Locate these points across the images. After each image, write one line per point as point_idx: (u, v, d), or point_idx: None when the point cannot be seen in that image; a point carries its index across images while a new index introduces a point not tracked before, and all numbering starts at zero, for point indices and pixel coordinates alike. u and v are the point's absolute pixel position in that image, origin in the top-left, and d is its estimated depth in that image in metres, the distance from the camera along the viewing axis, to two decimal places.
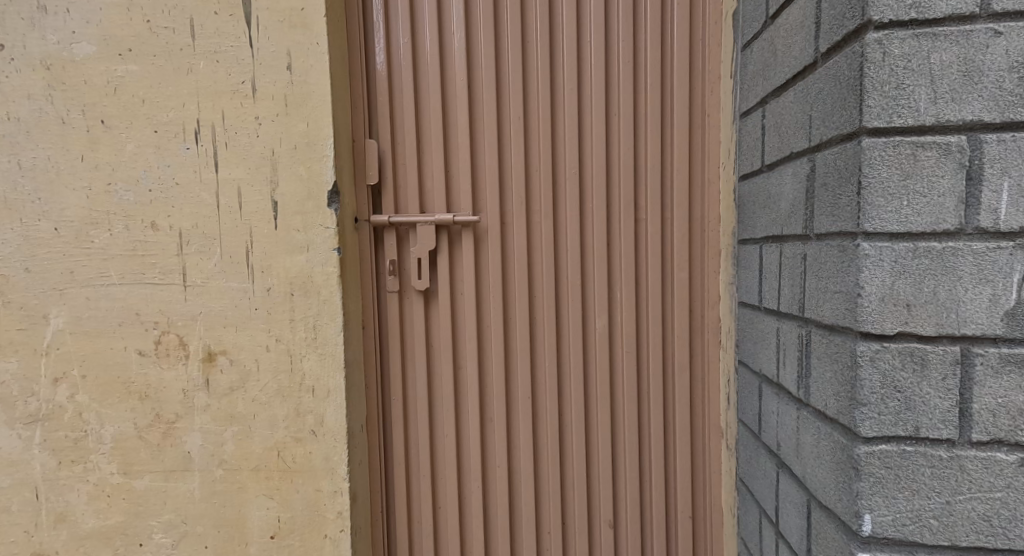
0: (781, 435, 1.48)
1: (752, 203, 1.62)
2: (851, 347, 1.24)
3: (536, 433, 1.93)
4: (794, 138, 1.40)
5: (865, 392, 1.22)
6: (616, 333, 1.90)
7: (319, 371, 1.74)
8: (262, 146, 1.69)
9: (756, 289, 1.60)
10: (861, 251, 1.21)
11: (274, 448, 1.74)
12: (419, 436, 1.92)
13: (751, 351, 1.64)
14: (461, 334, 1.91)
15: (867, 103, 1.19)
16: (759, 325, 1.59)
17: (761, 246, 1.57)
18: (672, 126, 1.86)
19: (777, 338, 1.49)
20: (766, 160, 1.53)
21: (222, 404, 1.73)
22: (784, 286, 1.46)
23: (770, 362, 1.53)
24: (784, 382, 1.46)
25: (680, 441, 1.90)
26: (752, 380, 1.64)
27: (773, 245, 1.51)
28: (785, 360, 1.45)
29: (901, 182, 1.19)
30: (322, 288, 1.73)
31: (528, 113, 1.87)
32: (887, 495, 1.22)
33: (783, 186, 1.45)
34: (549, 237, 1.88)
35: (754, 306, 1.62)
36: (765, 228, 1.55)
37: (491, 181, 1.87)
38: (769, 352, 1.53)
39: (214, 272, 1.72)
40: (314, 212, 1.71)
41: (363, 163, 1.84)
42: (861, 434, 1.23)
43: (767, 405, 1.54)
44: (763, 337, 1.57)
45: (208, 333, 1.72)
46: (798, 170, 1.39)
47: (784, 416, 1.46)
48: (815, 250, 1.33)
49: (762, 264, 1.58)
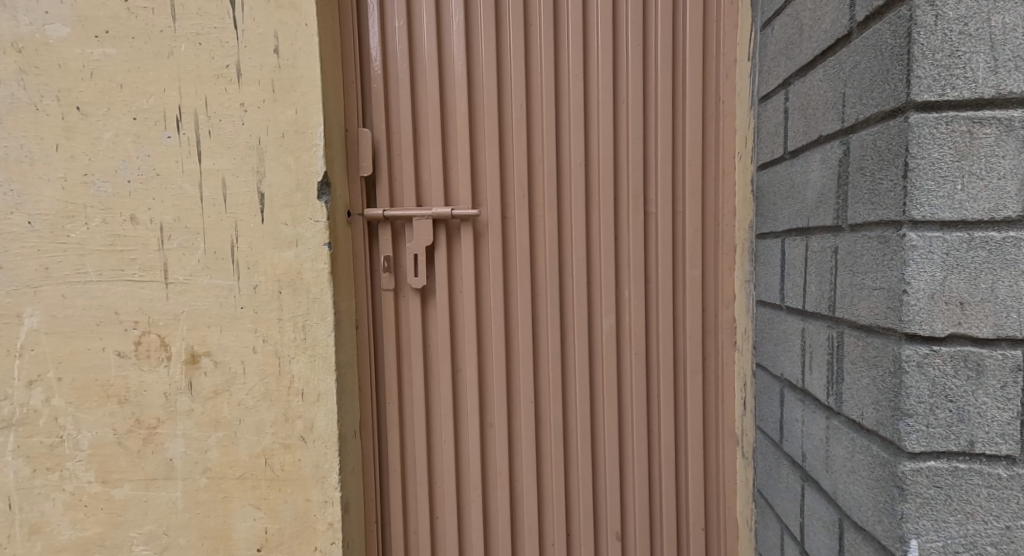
0: (807, 447, 1.37)
1: (772, 194, 1.51)
2: (895, 351, 1.13)
3: (540, 439, 1.82)
4: (824, 121, 1.30)
5: (910, 403, 1.12)
6: (625, 333, 1.79)
7: (310, 373, 1.64)
8: (248, 134, 1.59)
9: (777, 286, 1.50)
10: (908, 242, 1.11)
11: (261, 455, 1.64)
12: (416, 442, 1.81)
13: (771, 354, 1.53)
14: (461, 334, 1.81)
15: (916, 73, 1.09)
16: (780, 325, 1.49)
17: (783, 239, 1.47)
18: (683, 113, 1.76)
19: (801, 339, 1.39)
20: (790, 145, 1.42)
21: (206, 408, 1.63)
22: (810, 283, 1.35)
23: (793, 366, 1.42)
24: (810, 388, 1.36)
25: (693, 448, 1.79)
26: (772, 385, 1.53)
27: (797, 239, 1.40)
28: (812, 364, 1.35)
29: (953, 163, 1.09)
30: (312, 286, 1.63)
31: (532, 100, 1.77)
32: (937, 519, 1.12)
33: (809, 173, 1.35)
34: (553, 231, 1.77)
35: (774, 305, 1.51)
36: (787, 220, 1.44)
37: (492, 172, 1.76)
38: (793, 355, 1.42)
39: (197, 268, 1.62)
40: (303, 204, 1.61)
41: (355, 153, 1.74)
42: (906, 449, 1.12)
43: (790, 413, 1.43)
44: (784, 339, 1.46)
45: (192, 333, 1.63)
46: (827, 155, 1.29)
47: (811, 426, 1.36)
48: (850, 243, 1.23)
49: (784, 259, 1.47)
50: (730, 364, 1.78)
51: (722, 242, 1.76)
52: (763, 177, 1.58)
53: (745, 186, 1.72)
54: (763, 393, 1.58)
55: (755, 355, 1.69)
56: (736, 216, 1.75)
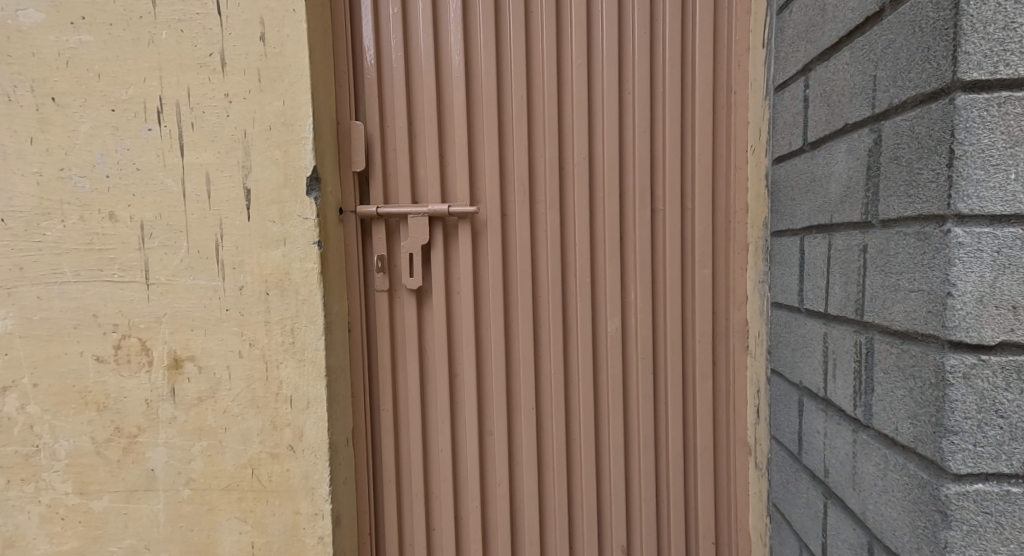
0: (831, 461, 1.28)
1: (790, 189, 1.43)
2: (937, 360, 1.04)
3: (541, 448, 1.74)
4: (852, 108, 1.21)
5: (955, 419, 1.03)
6: (631, 337, 1.71)
7: (298, 379, 1.55)
8: (233, 126, 1.51)
9: (795, 287, 1.41)
10: (953, 238, 1.02)
11: (247, 465, 1.55)
12: (411, 450, 1.73)
13: (788, 359, 1.45)
14: (458, 338, 1.72)
15: (964, 49, 1.00)
16: (799, 329, 1.40)
17: (802, 238, 1.39)
18: (693, 105, 1.67)
19: (824, 344, 1.30)
20: (811, 136, 1.34)
21: (190, 416, 1.55)
22: (834, 284, 1.27)
23: (814, 374, 1.33)
24: (834, 398, 1.27)
25: (703, 457, 1.71)
26: (789, 393, 1.44)
27: (819, 236, 1.32)
28: (837, 372, 1.26)
29: (1005, 150, 1.01)
30: (300, 286, 1.54)
31: (533, 91, 1.68)
32: (984, 548, 1.04)
33: (834, 165, 1.26)
34: (555, 229, 1.68)
35: (793, 308, 1.43)
36: (807, 216, 1.36)
37: (491, 166, 1.68)
38: (814, 362, 1.34)
39: (180, 268, 1.53)
40: (291, 200, 1.53)
41: (348, 147, 1.66)
42: (950, 470, 1.04)
43: (811, 424, 1.35)
44: (804, 344, 1.38)
45: (174, 336, 1.54)
46: (854, 145, 1.21)
47: (835, 439, 1.27)
48: (881, 241, 1.14)
49: (803, 259, 1.38)
50: (742, 370, 1.69)
51: (734, 241, 1.68)
52: (779, 171, 1.49)
53: (759, 181, 1.63)
54: (778, 400, 1.50)
55: (770, 361, 1.59)
56: (748, 213, 1.66)
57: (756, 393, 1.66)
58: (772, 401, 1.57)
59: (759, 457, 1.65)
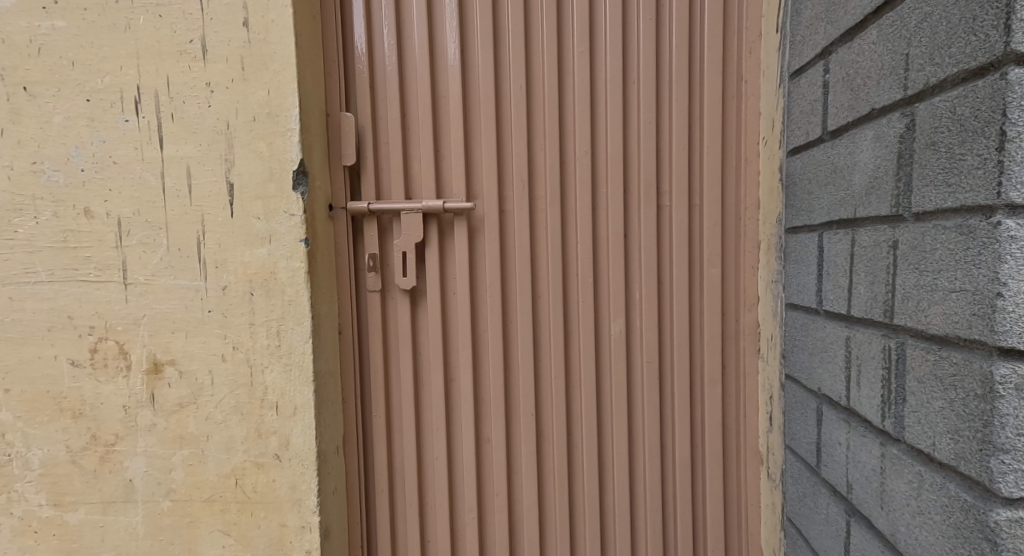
0: (855, 475, 1.21)
1: (806, 182, 1.35)
2: (984, 369, 0.97)
3: (540, 457, 1.65)
4: (880, 91, 1.14)
5: (1004, 436, 0.96)
6: (636, 340, 1.62)
7: (285, 385, 1.47)
8: (215, 117, 1.43)
9: (813, 287, 1.33)
10: (1003, 231, 0.95)
11: (231, 475, 1.47)
12: (405, 459, 1.65)
13: (804, 365, 1.36)
14: (453, 341, 1.64)
15: (1018, 18, 0.93)
16: (817, 332, 1.32)
17: (820, 234, 1.31)
18: (701, 95, 1.59)
19: (847, 349, 1.23)
20: (831, 123, 1.26)
21: (170, 423, 1.47)
22: (859, 284, 1.19)
23: (835, 381, 1.26)
24: (859, 407, 1.19)
25: (711, 466, 1.63)
26: (807, 400, 1.36)
27: (841, 232, 1.24)
28: (862, 380, 1.18)
29: None
30: (286, 287, 1.46)
31: (533, 80, 1.60)
32: None
33: (859, 154, 1.19)
34: (556, 226, 1.60)
35: (811, 309, 1.35)
36: (827, 210, 1.28)
37: (488, 160, 1.60)
38: (834, 368, 1.26)
39: (159, 267, 1.45)
40: (276, 195, 1.45)
41: (338, 140, 1.57)
42: (1000, 493, 0.96)
43: (831, 435, 1.27)
44: (823, 349, 1.30)
45: (154, 339, 1.46)
46: (883, 132, 1.13)
47: (860, 453, 1.19)
48: (915, 236, 1.07)
49: (822, 256, 1.30)
50: (752, 375, 1.61)
51: (745, 239, 1.60)
52: (794, 162, 1.41)
53: (771, 175, 1.53)
54: (793, 407, 1.42)
55: (784, 366, 1.49)
56: (760, 210, 1.58)
57: (768, 398, 1.57)
58: (787, 409, 1.48)
59: (772, 468, 1.56)
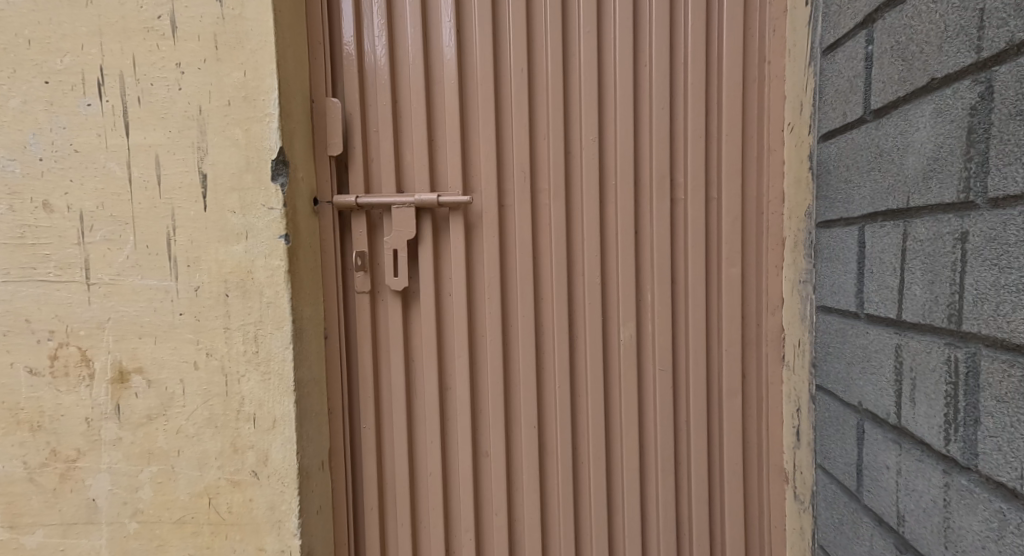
0: (909, 506, 1.09)
1: (846, 168, 1.22)
2: None
3: (543, 473, 1.52)
4: (941, 58, 1.02)
5: None
6: (647, 346, 1.49)
7: (263, 395, 1.34)
8: (185, 101, 1.30)
9: (853, 289, 1.21)
10: None
11: (203, 494, 1.34)
12: (397, 475, 1.51)
13: (843, 377, 1.24)
14: (449, 347, 1.51)
15: None
16: (858, 340, 1.20)
17: (862, 227, 1.19)
18: (718, 78, 1.45)
19: (897, 360, 1.11)
20: (876, 101, 1.14)
21: (138, 437, 1.34)
22: (914, 283, 1.07)
23: (884, 396, 1.14)
24: (913, 427, 1.08)
25: (730, 484, 1.49)
26: (847, 417, 1.24)
27: (890, 223, 1.12)
28: (918, 396, 1.07)
29: None
30: (265, 287, 1.33)
31: (535, 63, 1.47)
32: None
33: (913, 134, 1.07)
34: (560, 221, 1.47)
35: (851, 314, 1.22)
36: (872, 200, 1.16)
37: (487, 149, 1.46)
38: (882, 381, 1.14)
39: (125, 266, 1.32)
40: (253, 187, 1.32)
41: (324, 128, 1.45)
42: None
43: (879, 458, 1.16)
44: (866, 359, 1.18)
45: (119, 345, 1.33)
46: (946, 106, 1.01)
47: (916, 481, 1.08)
48: (993, 226, 0.96)
49: (864, 253, 1.18)
50: (776, 384, 1.48)
51: (767, 235, 1.46)
52: (828, 148, 1.29)
53: (799, 164, 1.39)
54: (830, 423, 1.29)
55: (815, 376, 1.35)
56: (785, 204, 1.45)
57: (795, 411, 1.43)
58: (819, 425, 1.34)
59: (799, 487, 1.43)
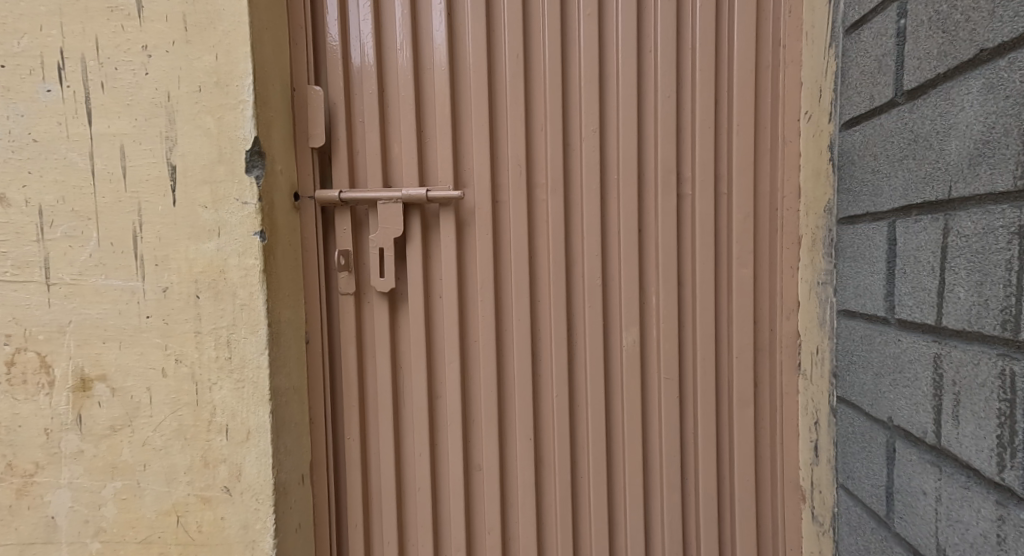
0: (951, 537, 0.99)
1: (875, 157, 1.12)
2: None
3: (539, 489, 1.42)
4: (992, 25, 0.92)
5: None
6: (651, 352, 1.39)
7: (236, 404, 1.24)
8: (153, 87, 1.20)
9: (882, 292, 1.11)
10: None
11: (171, 512, 1.24)
12: (383, 490, 1.41)
13: (870, 389, 1.14)
14: (439, 352, 1.41)
15: None
16: (888, 348, 1.10)
17: (893, 222, 1.09)
18: (728, 64, 1.35)
19: (936, 372, 1.01)
20: (911, 80, 1.04)
21: (101, 450, 1.24)
22: (958, 284, 0.97)
23: (920, 412, 1.04)
24: (958, 449, 0.98)
25: (740, 501, 1.39)
26: (877, 435, 1.13)
27: (928, 217, 1.02)
28: (964, 414, 0.97)
29: None
30: (238, 288, 1.23)
31: (531, 49, 1.37)
32: None
33: (957, 114, 0.97)
34: (558, 218, 1.37)
35: (880, 319, 1.12)
36: (906, 192, 1.06)
37: (480, 141, 1.37)
38: (918, 396, 1.04)
39: (87, 265, 1.22)
40: (226, 180, 1.22)
41: (305, 118, 1.35)
42: None
43: (914, 482, 1.06)
44: (898, 370, 1.08)
45: (81, 350, 1.23)
46: (998, 80, 0.91)
47: (962, 511, 0.97)
48: None
49: (896, 251, 1.08)
50: (791, 395, 1.37)
51: (781, 233, 1.36)
52: (852, 136, 1.18)
53: (817, 155, 1.29)
54: (855, 439, 1.19)
55: (836, 387, 1.25)
56: (801, 199, 1.34)
57: (813, 424, 1.33)
58: (840, 440, 1.24)
59: (818, 507, 1.32)
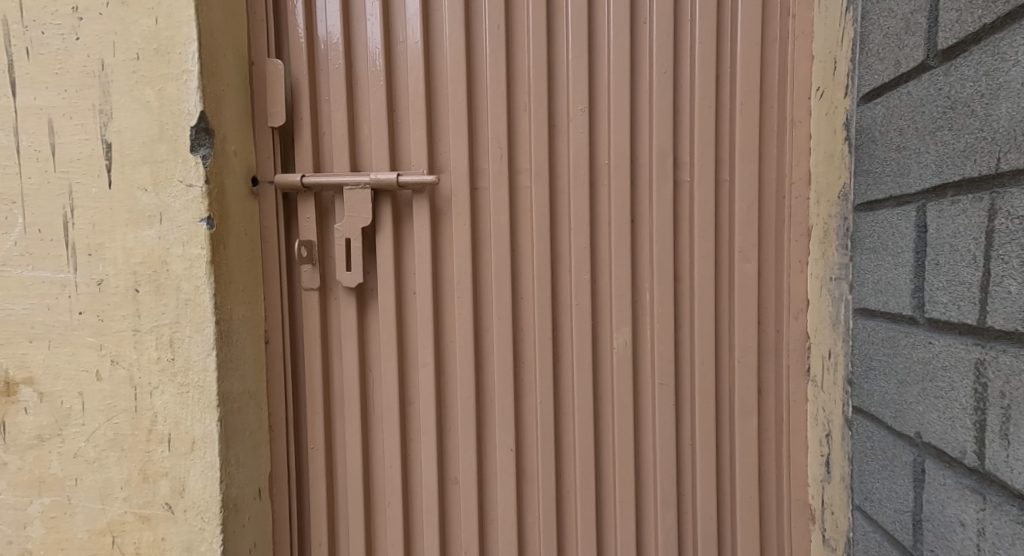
0: None
1: (903, 129, 1.00)
2: None
3: (521, 505, 1.28)
4: None
5: None
6: (644, 355, 1.26)
7: (179, 412, 1.11)
8: (84, 54, 1.08)
9: (911, 285, 0.99)
10: None
11: (105, 531, 1.11)
12: (350, 507, 1.27)
13: (896, 399, 1.02)
14: (412, 354, 1.27)
15: None
16: (917, 352, 0.98)
17: (923, 205, 0.96)
18: (732, 38, 1.22)
19: (979, 382, 0.89)
20: (950, 34, 0.92)
21: (26, 462, 1.11)
22: (1008, 275, 0.85)
23: (958, 429, 0.92)
24: (1007, 475, 0.86)
25: (743, 520, 1.26)
26: (905, 454, 1.01)
27: (968, 197, 0.90)
28: (1016, 432, 0.85)
29: None
30: (182, 281, 1.10)
31: (514, 18, 1.23)
32: None
33: (1009, 70, 0.85)
34: (544, 207, 1.24)
35: (908, 319, 1.00)
36: (943, 169, 0.93)
37: (456, 121, 1.23)
38: (955, 409, 0.92)
39: (11, 255, 1.09)
40: (168, 159, 1.09)
41: (262, 94, 1.21)
42: None
43: (950, 511, 0.93)
44: (931, 378, 0.96)
45: (5, 350, 1.10)
46: None
47: (1012, 549, 0.85)
48: None
49: (929, 239, 0.96)
50: (799, 403, 1.24)
51: (790, 224, 1.23)
52: (872, 109, 1.06)
53: (830, 134, 1.16)
54: (876, 457, 1.06)
55: (851, 396, 1.12)
56: (811, 184, 1.22)
57: (824, 437, 1.20)
58: (857, 457, 1.11)
59: (830, 531, 1.20)
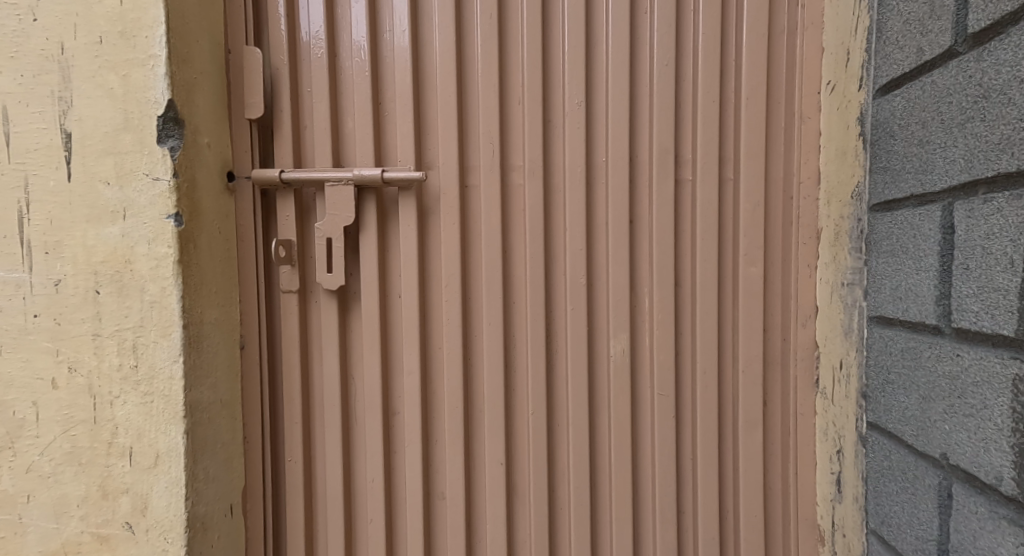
0: None
1: (928, 121, 0.93)
2: None
3: (512, 522, 1.20)
4: None
5: None
6: (643, 364, 1.19)
7: (141, 423, 1.03)
8: (43, 36, 1.00)
9: (936, 293, 0.92)
10: None
11: (60, 552, 1.03)
12: (329, 524, 1.19)
13: (920, 415, 0.95)
14: (397, 361, 1.20)
15: None
16: (943, 366, 0.92)
17: (950, 205, 0.90)
18: (737, 30, 1.16)
19: (1017, 400, 0.83)
20: (985, 16, 0.85)
21: None
22: None
23: (992, 451, 0.86)
24: None
25: (747, 539, 1.18)
26: (930, 477, 0.94)
27: (1004, 195, 0.84)
28: None
29: None
30: (147, 282, 1.02)
31: (508, 5, 1.16)
32: None
33: None
34: (537, 206, 1.17)
35: (932, 329, 0.93)
36: (976, 163, 0.87)
37: (446, 114, 1.16)
38: (989, 430, 0.86)
39: None
40: (132, 150, 1.02)
41: (239, 83, 1.13)
42: None
43: (981, 542, 0.87)
44: (961, 396, 0.89)
45: None
46: None
47: None
48: None
49: (956, 243, 0.90)
50: (808, 416, 1.17)
51: (798, 226, 1.16)
52: (890, 102, 1.00)
53: (842, 130, 1.10)
54: (896, 479, 1.00)
55: (866, 411, 1.06)
56: (821, 183, 1.15)
57: (835, 454, 1.13)
58: (873, 477, 1.05)
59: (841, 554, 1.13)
